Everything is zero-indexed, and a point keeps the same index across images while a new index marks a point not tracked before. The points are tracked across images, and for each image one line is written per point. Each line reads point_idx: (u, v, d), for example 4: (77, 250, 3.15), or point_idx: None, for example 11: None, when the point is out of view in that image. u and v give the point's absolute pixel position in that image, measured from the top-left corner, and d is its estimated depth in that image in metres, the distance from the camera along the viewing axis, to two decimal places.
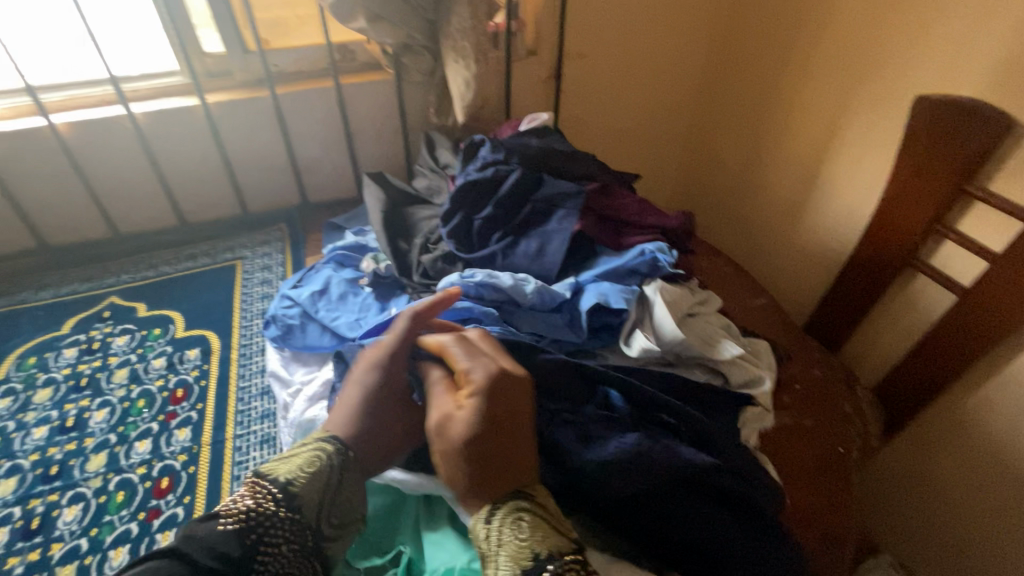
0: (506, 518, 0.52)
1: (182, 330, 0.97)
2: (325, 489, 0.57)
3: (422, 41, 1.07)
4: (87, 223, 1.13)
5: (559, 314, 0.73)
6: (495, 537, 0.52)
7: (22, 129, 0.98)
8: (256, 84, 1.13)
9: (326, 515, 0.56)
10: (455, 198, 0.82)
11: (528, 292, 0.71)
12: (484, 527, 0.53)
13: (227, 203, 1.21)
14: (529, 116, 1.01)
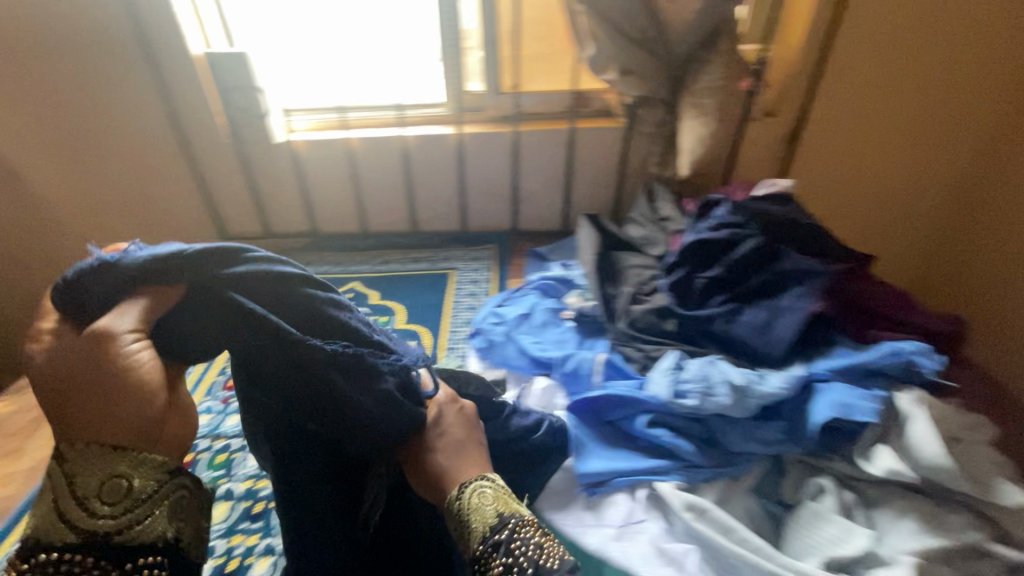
0: (474, 489, 0.57)
1: (402, 322, 1.12)
2: (94, 497, 0.50)
3: (663, 95, 1.09)
4: (348, 218, 1.36)
5: (778, 421, 0.65)
6: (469, 505, 0.57)
7: (328, 139, 1.22)
8: (502, 119, 1.26)
9: (97, 493, 0.50)
10: (681, 253, 0.81)
11: (748, 401, 0.63)
12: (457, 500, 0.57)
13: (453, 218, 1.36)
14: (767, 180, 0.96)
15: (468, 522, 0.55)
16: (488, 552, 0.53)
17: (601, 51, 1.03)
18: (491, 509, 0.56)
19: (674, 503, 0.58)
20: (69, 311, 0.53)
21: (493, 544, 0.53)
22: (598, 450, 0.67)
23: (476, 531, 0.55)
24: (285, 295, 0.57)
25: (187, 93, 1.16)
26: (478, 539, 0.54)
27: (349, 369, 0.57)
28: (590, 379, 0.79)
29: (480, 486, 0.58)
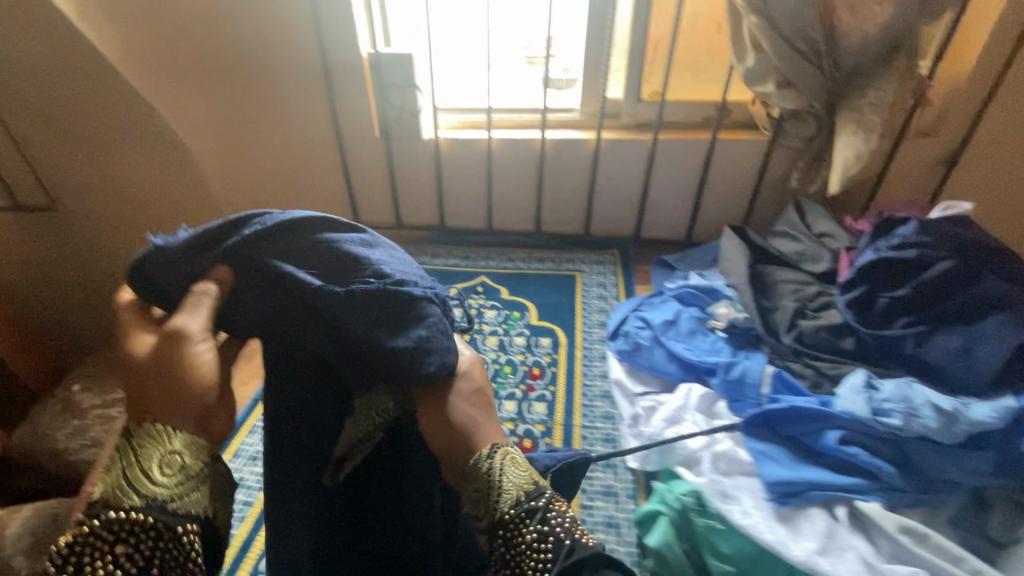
0: (508, 455, 0.52)
1: (535, 319, 1.12)
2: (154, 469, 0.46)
3: (819, 109, 1.06)
4: (474, 215, 1.40)
5: (984, 452, 0.60)
6: (498, 470, 0.51)
7: (469, 138, 1.27)
8: (638, 127, 1.27)
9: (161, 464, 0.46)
10: (860, 271, 0.78)
11: (955, 429, 0.59)
12: (487, 461, 0.52)
13: (577, 222, 1.37)
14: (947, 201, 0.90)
15: (495, 488, 0.51)
16: (521, 519, 0.49)
17: (760, 64, 1.03)
18: (522, 474, 0.52)
19: (888, 525, 0.57)
20: (151, 298, 0.53)
21: (528, 511, 0.50)
22: (780, 463, 0.66)
23: (506, 499, 0.50)
24: (308, 248, 0.54)
25: (346, 90, 1.23)
26: (511, 505, 0.50)
27: (363, 318, 0.52)
28: (758, 390, 0.78)
29: (510, 452, 0.53)
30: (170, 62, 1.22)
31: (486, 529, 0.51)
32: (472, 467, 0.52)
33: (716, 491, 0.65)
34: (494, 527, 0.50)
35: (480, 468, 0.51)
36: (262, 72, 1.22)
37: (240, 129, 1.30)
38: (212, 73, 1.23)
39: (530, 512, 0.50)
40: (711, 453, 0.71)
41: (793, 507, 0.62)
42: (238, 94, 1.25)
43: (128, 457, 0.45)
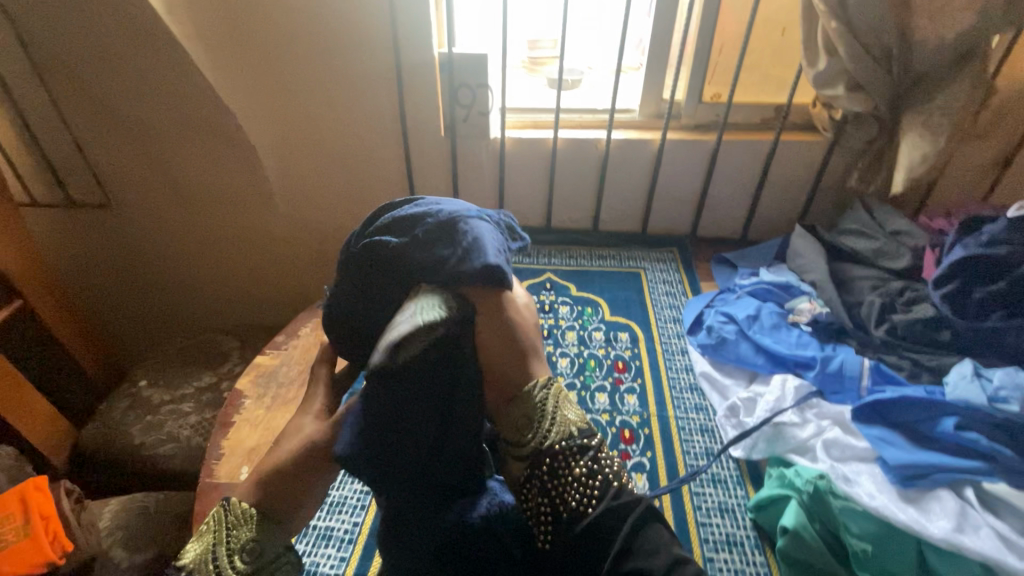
0: (557, 394, 0.62)
1: (608, 314, 1.15)
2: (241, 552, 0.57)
3: (884, 112, 1.08)
4: (534, 213, 1.42)
5: None
6: (551, 405, 0.61)
7: (535, 137, 1.30)
8: (698, 128, 1.30)
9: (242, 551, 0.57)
10: (952, 267, 0.82)
11: None
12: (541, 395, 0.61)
13: (635, 220, 1.41)
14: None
15: (546, 421, 0.60)
16: (570, 453, 0.58)
17: (832, 67, 1.05)
18: (570, 414, 0.62)
19: (1021, 503, 0.61)
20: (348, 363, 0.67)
21: (579, 448, 0.59)
22: (899, 447, 0.69)
23: (553, 433, 0.59)
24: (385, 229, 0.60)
25: (415, 91, 1.24)
26: (561, 437, 0.59)
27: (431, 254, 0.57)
28: (857, 382, 0.82)
29: (561, 393, 0.63)
30: (238, 59, 1.19)
31: (533, 457, 0.59)
32: (527, 394, 0.61)
33: (840, 475, 0.68)
34: (541, 455, 0.59)
35: (535, 400, 0.61)
36: (332, 71, 1.22)
37: (305, 127, 1.30)
38: (282, 72, 1.22)
39: (582, 446, 0.59)
40: (823, 440, 0.74)
41: (918, 489, 0.66)
42: (305, 93, 1.25)
43: (220, 532, 0.58)
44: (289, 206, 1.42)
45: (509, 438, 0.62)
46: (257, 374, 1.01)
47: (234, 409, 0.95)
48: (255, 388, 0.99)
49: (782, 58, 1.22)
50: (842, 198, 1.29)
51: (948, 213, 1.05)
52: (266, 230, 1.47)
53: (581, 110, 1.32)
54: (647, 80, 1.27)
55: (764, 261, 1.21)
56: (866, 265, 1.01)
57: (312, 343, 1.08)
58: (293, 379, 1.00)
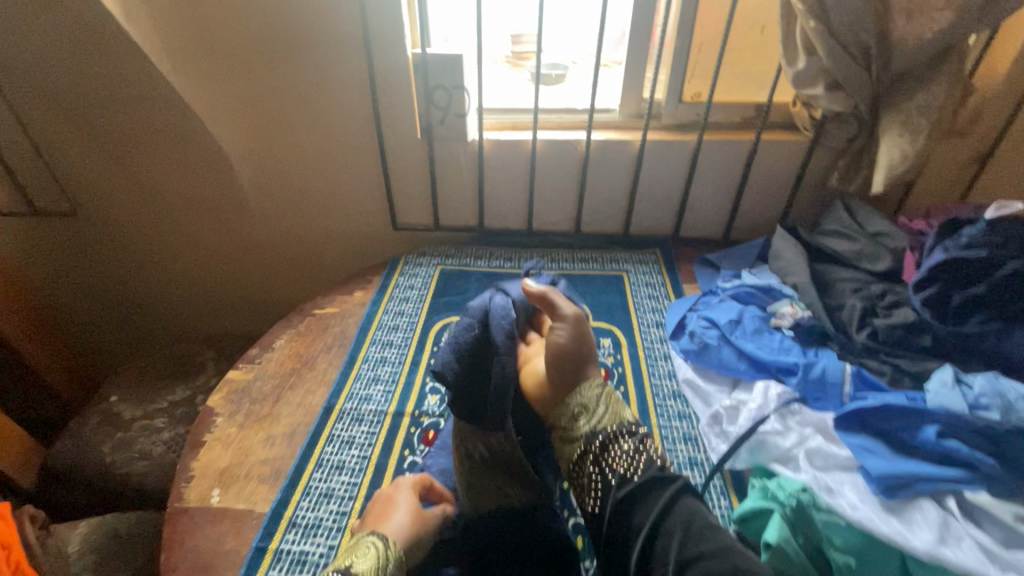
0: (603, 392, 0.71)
1: (591, 320, 1.13)
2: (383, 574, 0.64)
3: (863, 112, 1.07)
4: (515, 216, 1.40)
5: None
6: (597, 402, 0.70)
7: (514, 139, 1.27)
8: (679, 128, 1.29)
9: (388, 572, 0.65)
10: (932, 270, 0.82)
11: None
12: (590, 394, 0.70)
13: (617, 222, 1.39)
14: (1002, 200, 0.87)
15: (598, 410, 0.69)
16: (620, 435, 0.67)
17: (812, 66, 1.04)
18: (624, 411, 0.71)
19: (1002, 514, 0.60)
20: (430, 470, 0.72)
21: (626, 432, 0.67)
22: (882, 456, 0.68)
23: (604, 416, 0.69)
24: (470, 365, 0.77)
25: (391, 90, 1.20)
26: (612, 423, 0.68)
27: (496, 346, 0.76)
28: (839, 389, 0.81)
29: (613, 396, 0.72)
30: (204, 59, 1.15)
31: (584, 439, 0.68)
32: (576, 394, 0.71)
33: (823, 487, 0.67)
34: (593, 436, 0.68)
35: (590, 395, 0.70)
36: (303, 71, 1.18)
37: (277, 130, 1.25)
38: (250, 72, 1.17)
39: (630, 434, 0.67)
40: (806, 449, 0.73)
41: (901, 500, 0.65)
42: (274, 93, 1.20)
43: (385, 551, 0.66)
44: (264, 211, 1.38)
45: (564, 426, 0.71)
46: (230, 391, 0.98)
47: (206, 427, 0.91)
48: (228, 405, 0.95)
49: (761, 57, 1.21)
50: (823, 197, 1.29)
51: (927, 212, 1.05)
52: (241, 237, 1.42)
53: (559, 111, 1.30)
54: (627, 79, 1.25)
55: (746, 262, 1.20)
56: (847, 267, 1.01)
57: (288, 356, 1.05)
58: (267, 395, 0.96)
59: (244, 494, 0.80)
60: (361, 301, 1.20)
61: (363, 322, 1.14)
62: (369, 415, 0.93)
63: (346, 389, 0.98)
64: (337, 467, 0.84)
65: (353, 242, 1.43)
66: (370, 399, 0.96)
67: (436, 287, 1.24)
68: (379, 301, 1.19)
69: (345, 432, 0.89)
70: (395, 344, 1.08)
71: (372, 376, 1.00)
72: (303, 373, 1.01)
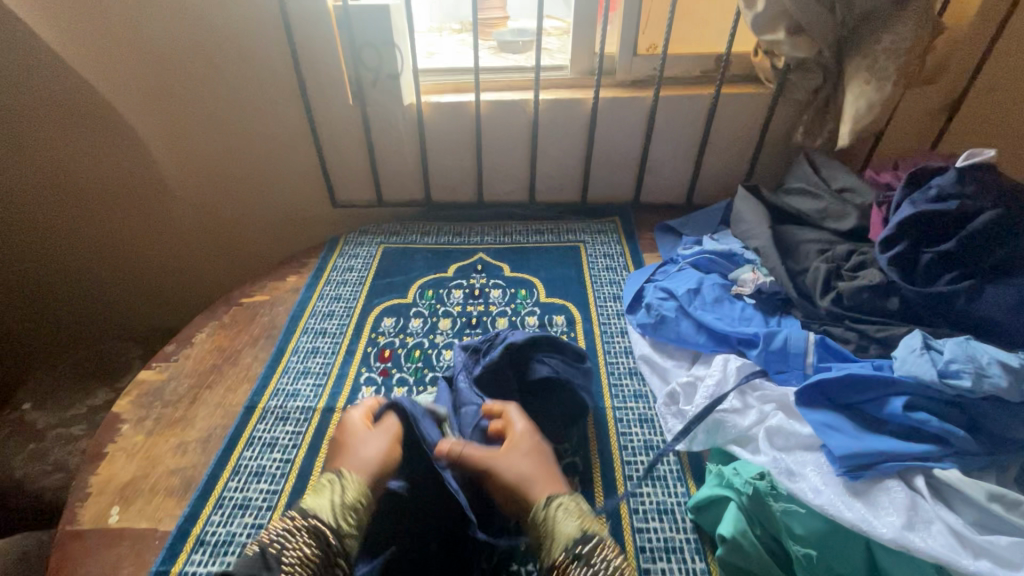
0: (558, 506, 0.60)
1: (544, 296, 1.04)
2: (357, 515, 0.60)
3: (828, 58, 0.99)
4: (463, 187, 1.29)
5: None
6: (549, 521, 0.58)
7: (455, 102, 1.15)
8: (635, 84, 1.18)
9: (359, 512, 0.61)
10: (900, 225, 0.75)
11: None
12: (542, 511, 0.60)
13: (574, 190, 1.29)
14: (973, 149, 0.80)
15: (549, 534, 0.58)
16: (573, 559, 0.54)
17: (772, 8, 0.94)
18: (579, 523, 0.58)
19: (975, 493, 0.55)
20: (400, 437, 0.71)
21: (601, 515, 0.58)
22: (846, 434, 0.62)
23: (556, 538, 0.57)
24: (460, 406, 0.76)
25: (316, 48, 1.07)
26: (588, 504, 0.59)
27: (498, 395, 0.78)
28: (802, 359, 0.74)
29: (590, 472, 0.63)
30: (91, 16, 1.00)
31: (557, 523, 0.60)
32: (530, 518, 0.60)
33: (782, 470, 0.61)
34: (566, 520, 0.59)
35: (538, 519, 0.59)
36: (210, 30, 1.03)
37: (188, 99, 1.11)
38: (148, 33, 1.03)
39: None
40: (765, 428, 0.67)
41: (866, 480, 0.59)
42: (178, 57, 1.06)
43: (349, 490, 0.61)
44: (185, 192, 1.24)
45: (537, 555, 0.59)
46: (140, 393, 0.87)
47: (109, 436, 0.81)
48: (136, 409, 0.85)
49: None
50: (788, 154, 1.21)
51: (895, 166, 0.98)
52: (163, 220, 1.29)
53: (505, 71, 1.19)
54: (578, 30, 1.14)
55: (708, 227, 1.12)
56: (812, 227, 0.94)
57: (208, 351, 0.95)
58: (181, 397, 0.86)
59: (148, 510, 0.71)
60: (293, 287, 1.10)
61: (294, 309, 1.03)
62: (296, 413, 0.84)
63: (271, 385, 0.88)
64: (256, 474, 0.75)
65: (289, 222, 1.31)
66: (298, 395, 0.86)
67: (377, 268, 1.13)
68: (313, 286, 1.09)
69: (267, 434, 0.80)
70: (329, 333, 0.98)
71: (300, 370, 0.91)
72: (224, 370, 0.91)
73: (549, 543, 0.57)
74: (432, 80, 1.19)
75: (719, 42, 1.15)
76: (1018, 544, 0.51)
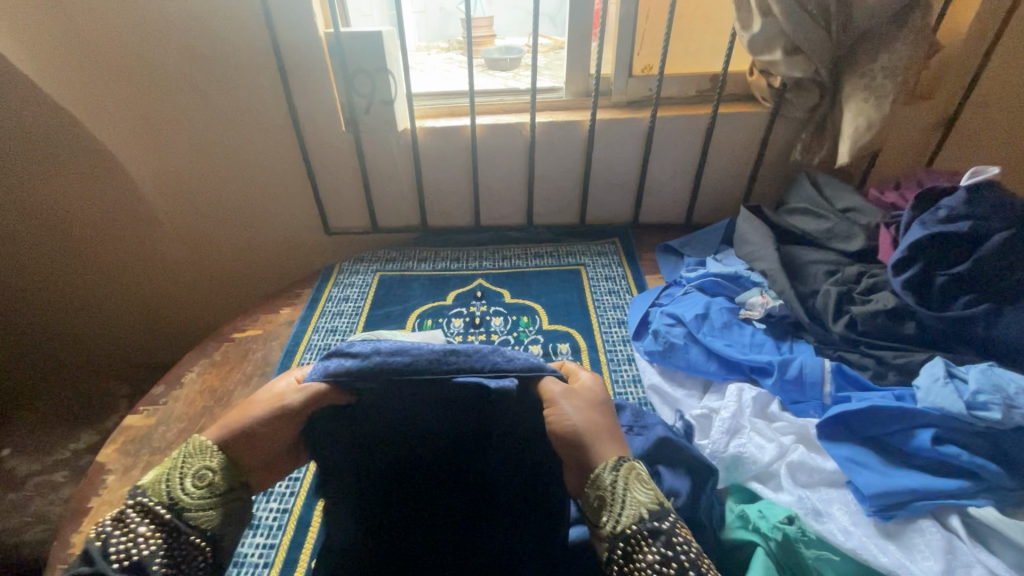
0: (631, 474, 0.49)
1: (547, 323, 1.01)
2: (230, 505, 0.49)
3: (825, 77, 0.98)
4: (459, 211, 1.26)
5: None
6: (620, 487, 0.48)
7: (449, 126, 1.13)
8: (631, 105, 1.17)
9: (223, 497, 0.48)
10: (913, 247, 0.73)
11: None
12: (609, 476, 0.49)
13: (573, 211, 1.27)
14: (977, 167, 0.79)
15: (618, 501, 0.48)
16: (647, 540, 0.45)
17: (769, 29, 0.93)
18: (650, 496, 0.48)
19: (1016, 535, 0.52)
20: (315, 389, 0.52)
21: (651, 532, 0.46)
22: (874, 469, 0.60)
23: (627, 510, 0.47)
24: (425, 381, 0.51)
25: (305, 73, 1.04)
26: (630, 520, 0.46)
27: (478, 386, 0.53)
28: (820, 389, 0.72)
29: (636, 473, 0.49)
30: (73, 49, 0.97)
31: (606, 544, 0.47)
32: (590, 477, 0.49)
33: (808, 510, 0.59)
34: (613, 542, 0.47)
35: (604, 482, 0.48)
36: (196, 59, 1.00)
37: (173, 129, 1.08)
38: (134, 65, 1.00)
39: (653, 534, 0.46)
40: (787, 464, 0.64)
41: (898, 520, 0.57)
42: (164, 87, 1.03)
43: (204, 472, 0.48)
44: (172, 223, 1.21)
45: (581, 514, 0.50)
46: (126, 441, 0.83)
47: (94, 489, 0.76)
48: (122, 458, 0.80)
49: (713, 22, 1.10)
50: (786, 171, 1.20)
51: (898, 184, 0.96)
52: (149, 252, 1.25)
53: (500, 94, 1.18)
54: (572, 53, 1.13)
55: (710, 248, 1.10)
56: (818, 247, 0.92)
57: (198, 393, 0.90)
58: (171, 443, 0.82)
59: None
60: (287, 320, 1.06)
61: (288, 344, 0.99)
62: None
63: None
64: (252, 527, 0.71)
65: (280, 250, 1.28)
66: None
67: (373, 297, 1.10)
68: (307, 318, 1.05)
69: None
70: None
71: None
72: (216, 413, 0.87)
73: (613, 512, 0.47)
74: (426, 103, 1.17)
75: (714, 62, 1.15)
76: None
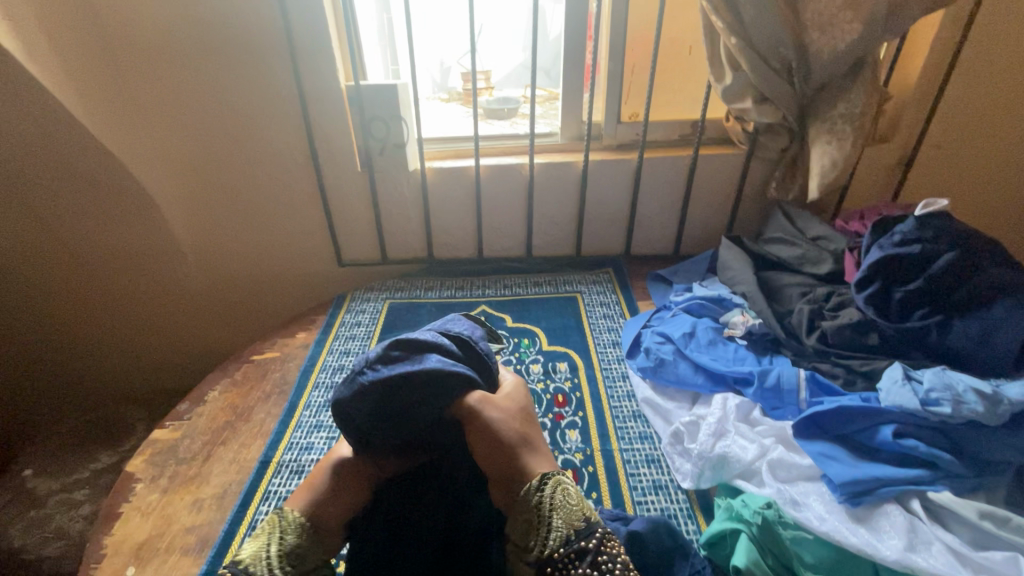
0: (557, 487, 0.61)
1: (546, 344, 1.08)
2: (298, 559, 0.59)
3: (792, 124, 1.09)
4: (464, 244, 1.35)
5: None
6: (548, 502, 0.59)
7: (456, 166, 1.24)
8: (620, 148, 1.29)
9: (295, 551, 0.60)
10: (872, 267, 0.83)
11: (1000, 411, 0.63)
12: (537, 493, 0.60)
13: (570, 244, 1.37)
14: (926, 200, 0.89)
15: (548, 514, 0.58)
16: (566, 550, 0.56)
17: (739, 81, 1.04)
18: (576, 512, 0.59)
19: (969, 513, 0.60)
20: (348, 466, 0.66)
21: (576, 550, 0.55)
22: (844, 462, 0.68)
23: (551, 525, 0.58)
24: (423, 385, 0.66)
25: (326, 120, 1.15)
26: (560, 541, 0.56)
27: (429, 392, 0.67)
28: (796, 395, 0.80)
29: (560, 485, 0.61)
30: (120, 100, 1.09)
31: (534, 564, 0.56)
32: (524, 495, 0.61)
33: (787, 499, 0.66)
34: (543, 562, 0.56)
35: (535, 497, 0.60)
36: (228, 109, 1.12)
37: (202, 169, 1.18)
38: (174, 116, 1.12)
39: (580, 552, 0.55)
40: (768, 461, 0.70)
41: (867, 506, 0.64)
42: (198, 134, 1.14)
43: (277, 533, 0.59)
44: (195, 256, 1.29)
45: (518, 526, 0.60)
46: (153, 452, 0.88)
47: (123, 496, 0.82)
48: (150, 468, 0.86)
49: (691, 76, 1.24)
50: (764, 206, 1.31)
51: (861, 215, 1.06)
52: (172, 283, 1.34)
53: (501, 137, 1.30)
54: (566, 102, 1.25)
55: (696, 275, 1.19)
56: (792, 272, 1.01)
57: (220, 409, 0.96)
58: (195, 454, 0.88)
59: (164, 569, 0.71)
60: (303, 343, 1.13)
61: (305, 364, 1.06)
62: (311, 466, 0.85)
63: (284, 439, 0.90)
64: None
65: (294, 280, 1.36)
66: (311, 448, 0.88)
67: (383, 322, 1.17)
68: (322, 342, 1.12)
69: (283, 488, 0.81)
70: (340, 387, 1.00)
71: (313, 424, 0.92)
72: (237, 427, 0.93)
73: (546, 526, 0.58)
74: (434, 147, 1.29)
75: (693, 110, 1.27)
76: (1012, 557, 0.56)
